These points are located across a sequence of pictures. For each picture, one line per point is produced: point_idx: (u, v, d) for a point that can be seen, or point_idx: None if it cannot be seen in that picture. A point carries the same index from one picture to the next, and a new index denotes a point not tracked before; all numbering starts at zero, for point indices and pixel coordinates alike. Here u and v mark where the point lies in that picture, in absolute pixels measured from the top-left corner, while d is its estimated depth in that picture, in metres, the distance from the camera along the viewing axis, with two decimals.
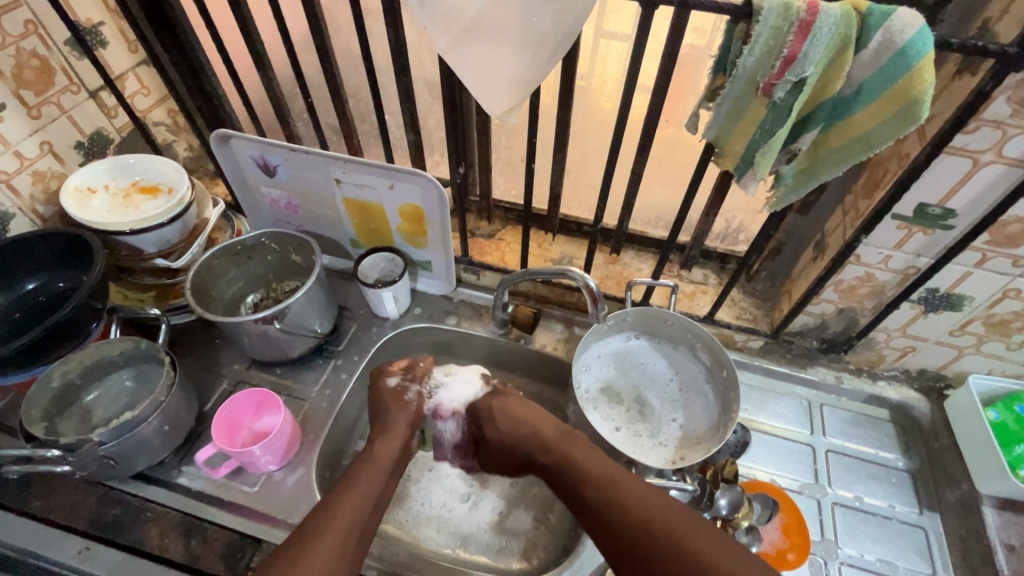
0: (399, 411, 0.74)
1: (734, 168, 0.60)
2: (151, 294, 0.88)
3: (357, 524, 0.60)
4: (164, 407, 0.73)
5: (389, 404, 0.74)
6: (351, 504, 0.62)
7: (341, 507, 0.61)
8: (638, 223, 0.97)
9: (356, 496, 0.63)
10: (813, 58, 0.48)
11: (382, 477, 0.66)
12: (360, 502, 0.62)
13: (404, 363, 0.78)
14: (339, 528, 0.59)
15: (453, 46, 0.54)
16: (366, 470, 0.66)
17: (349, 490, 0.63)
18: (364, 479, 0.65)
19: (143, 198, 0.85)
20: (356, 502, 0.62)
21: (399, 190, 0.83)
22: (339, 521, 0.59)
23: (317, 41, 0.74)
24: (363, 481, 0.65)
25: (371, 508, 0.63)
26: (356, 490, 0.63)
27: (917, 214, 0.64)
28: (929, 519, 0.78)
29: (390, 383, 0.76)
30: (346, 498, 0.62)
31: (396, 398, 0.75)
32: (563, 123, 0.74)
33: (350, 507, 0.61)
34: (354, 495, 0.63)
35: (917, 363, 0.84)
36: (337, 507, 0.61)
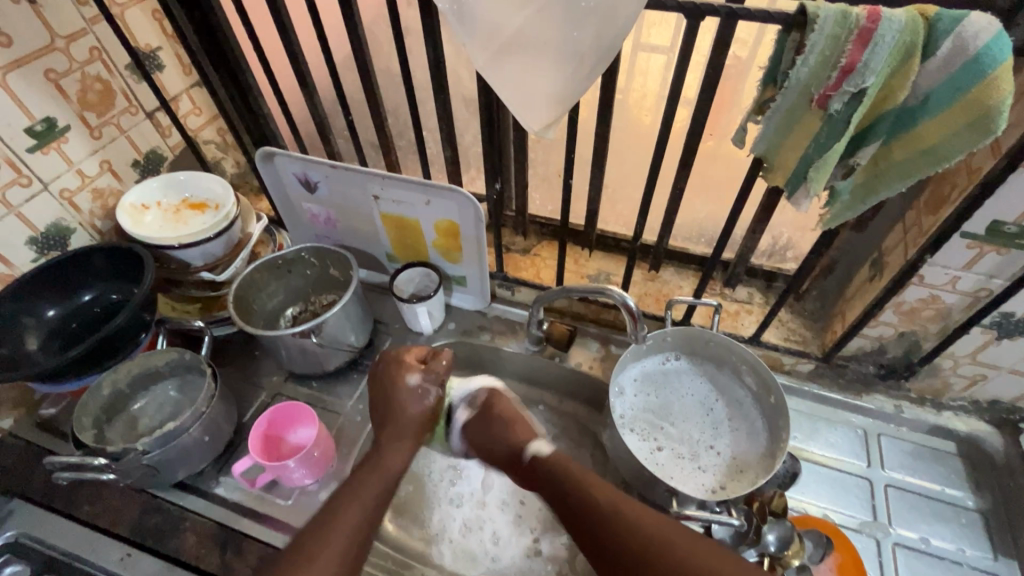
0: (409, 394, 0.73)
1: (785, 183, 0.57)
2: (196, 307, 0.91)
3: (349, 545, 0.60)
4: (205, 418, 0.74)
5: (404, 400, 0.73)
6: (348, 513, 0.62)
7: (339, 519, 0.61)
8: (678, 239, 0.94)
9: (352, 510, 0.62)
10: (874, 67, 0.45)
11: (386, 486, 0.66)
12: (357, 513, 0.62)
13: (422, 357, 0.76)
14: (337, 538, 0.60)
15: (492, 62, 0.53)
16: (368, 474, 0.66)
17: (348, 499, 0.64)
18: (367, 488, 0.65)
19: (193, 213, 0.89)
20: (350, 515, 0.62)
21: (435, 206, 0.83)
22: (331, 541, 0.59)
23: (359, 59, 0.76)
24: (362, 496, 0.64)
25: (366, 523, 0.62)
26: (353, 505, 0.63)
27: (990, 232, 0.59)
28: (1005, 567, 0.71)
29: (411, 381, 0.74)
30: (344, 509, 0.62)
31: (416, 397, 0.73)
32: (601, 137, 0.73)
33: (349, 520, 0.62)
34: (351, 509, 0.63)
35: (988, 393, 0.77)
36: (333, 525, 0.61)
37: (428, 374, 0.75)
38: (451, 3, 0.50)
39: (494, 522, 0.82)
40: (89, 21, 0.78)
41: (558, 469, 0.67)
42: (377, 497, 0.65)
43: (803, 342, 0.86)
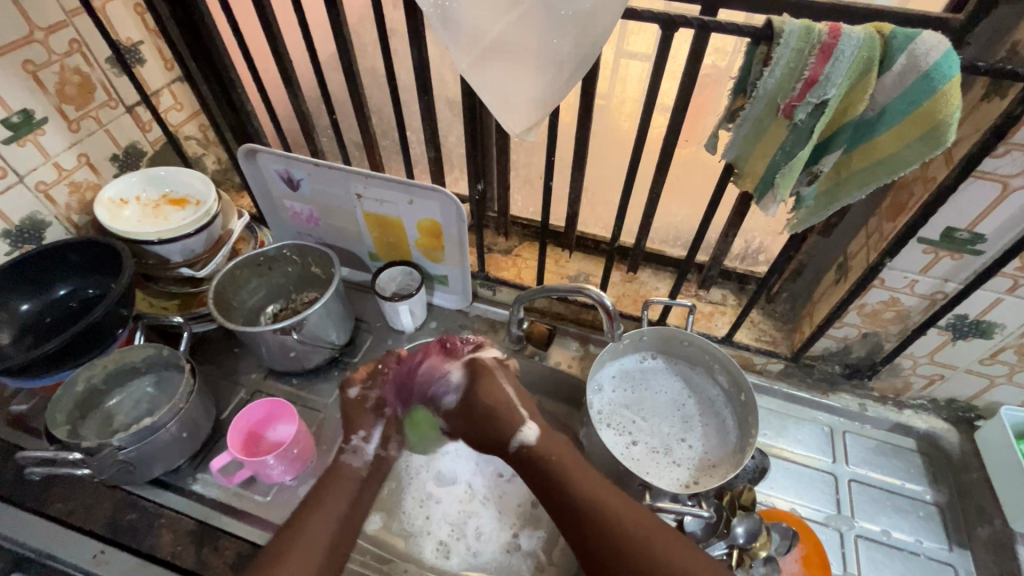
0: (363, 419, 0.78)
1: (754, 189, 0.60)
2: (174, 303, 0.91)
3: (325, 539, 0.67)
4: (183, 413, 0.74)
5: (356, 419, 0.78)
6: (308, 526, 0.67)
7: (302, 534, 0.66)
8: (655, 242, 0.97)
9: (316, 525, 0.67)
10: (835, 80, 0.48)
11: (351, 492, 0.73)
12: (317, 535, 0.67)
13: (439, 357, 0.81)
14: (302, 555, 0.64)
15: (475, 65, 0.55)
16: (325, 499, 0.71)
17: (307, 516, 0.68)
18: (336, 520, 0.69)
19: (173, 209, 0.88)
20: (309, 541, 0.66)
21: (418, 206, 0.84)
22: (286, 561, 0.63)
23: (344, 59, 0.76)
24: (328, 501, 0.71)
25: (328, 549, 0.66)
26: (319, 509, 0.69)
27: (944, 238, 0.62)
28: (959, 556, 0.75)
29: (351, 394, 0.80)
30: (311, 511, 0.69)
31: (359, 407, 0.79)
32: (581, 141, 0.75)
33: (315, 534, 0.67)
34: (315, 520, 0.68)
35: (945, 392, 0.81)
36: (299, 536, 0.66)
37: (369, 381, 0.81)
38: (434, 7, 0.52)
39: (475, 518, 0.85)
40: (68, 12, 0.78)
41: (541, 457, 0.70)
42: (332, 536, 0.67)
43: (773, 343, 0.89)
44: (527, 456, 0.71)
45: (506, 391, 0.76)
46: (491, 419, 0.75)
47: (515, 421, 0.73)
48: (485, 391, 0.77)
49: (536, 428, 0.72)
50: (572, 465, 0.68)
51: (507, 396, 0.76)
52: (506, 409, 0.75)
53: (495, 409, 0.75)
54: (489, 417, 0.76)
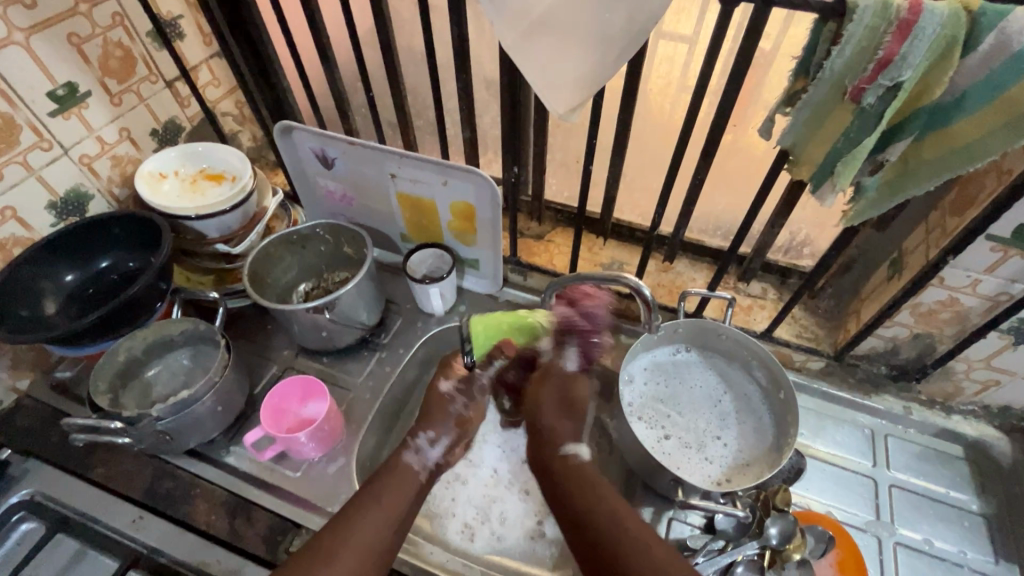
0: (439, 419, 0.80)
1: (810, 178, 0.56)
2: (210, 278, 0.92)
3: (375, 541, 0.66)
4: (218, 387, 0.75)
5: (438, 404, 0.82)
6: (371, 511, 0.68)
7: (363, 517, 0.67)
8: (694, 231, 0.93)
9: (373, 516, 0.68)
10: (912, 61, 0.44)
11: (409, 489, 0.73)
12: (373, 526, 0.67)
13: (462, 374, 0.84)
14: (353, 555, 0.64)
15: (520, 42, 0.52)
16: (385, 487, 0.71)
17: (370, 502, 0.69)
18: (392, 510, 0.69)
19: (210, 184, 0.89)
20: (365, 529, 0.66)
21: (452, 187, 0.83)
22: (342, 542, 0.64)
23: (382, 35, 0.75)
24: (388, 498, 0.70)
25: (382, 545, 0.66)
26: (373, 509, 0.68)
27: (1016, 235, 0.58)
28: (1006, 571, 0.71)
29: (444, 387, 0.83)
30: (364, 504, 0.68)
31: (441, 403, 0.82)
32: (624, 123, 0.72)
33: (371, 525, 0.67)
34: (376, 506, 0.69)
35: (1000, 399, 0.77)
36: (359, 520, 0.67)
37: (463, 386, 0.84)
38: None
39: (499, 503, 0.86)
40: None
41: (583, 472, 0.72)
42: (384, 534, 0.67)
43: (815, 340, 0.86)
44: (574, 467, 0.73)
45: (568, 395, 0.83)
46: (541, 425, 0.79)
47: (570, 436, 0.78)
48: (551, 390, 0.82)
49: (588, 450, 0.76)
50: (618, 500, 0.67)
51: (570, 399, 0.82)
52: (568, 426, 0.79)
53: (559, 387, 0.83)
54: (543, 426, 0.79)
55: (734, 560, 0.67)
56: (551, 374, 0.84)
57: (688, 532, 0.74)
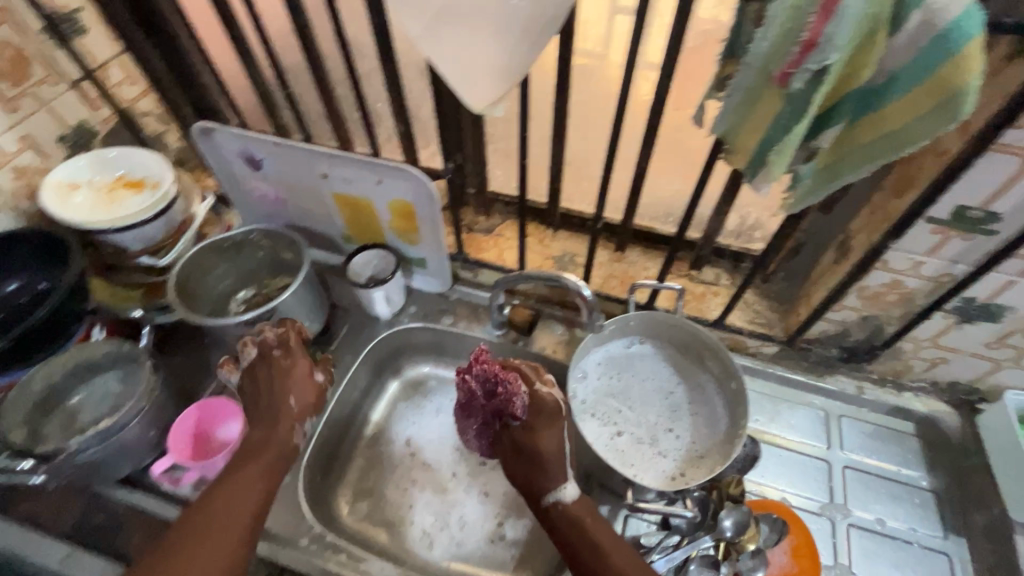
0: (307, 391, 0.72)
1: (745, 167, 0.54)
2: (139, 293, 0.86)
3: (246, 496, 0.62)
4: (146, 412, 0.71)
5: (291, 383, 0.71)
6: (234, 489, 0.62)
7: (224, 494, 0.62)
8: (645, 218, 0.91)
9: (251, 473, 0.63)
10: (838, 42, 0.41)
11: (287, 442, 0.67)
12: (249, 483, 0.63)
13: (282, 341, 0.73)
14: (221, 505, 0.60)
15: (427, 33, 0.48)
16: (259, 452, 0.66)
17: (237, 475, 0.63)
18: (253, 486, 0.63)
19: (128, 193, 0.83)
20: (238, 488, 0.62)
21: (387, 185, 0.78)
22: (187, 546, 0.57)
23: (297, 24, 0.69)
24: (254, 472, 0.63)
25: (249, 512, 0.61)
26: (250, 464, 0.64)
27: (954, 217, 0.57)
28: (954, 545, 0.72)
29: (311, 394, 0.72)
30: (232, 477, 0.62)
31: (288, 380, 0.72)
32: (560, 111, 0.68)
33: (220, 513, 0.60)
34: (246, 474, 0.64)
35: (947, 375, 0.77)
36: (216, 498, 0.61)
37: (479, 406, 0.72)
38: None
39: (457, 508, 0.84)
40: None
41: (570, 512, 0.62)
42: (247, 503, 0.61)
43: (767, 326, 0.85)
44: (561, 513, 0.62)
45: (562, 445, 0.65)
46: (536, 460, 0.64)
47: (559, 474, 0.63)
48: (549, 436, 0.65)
49: (576, 489, 0.64)
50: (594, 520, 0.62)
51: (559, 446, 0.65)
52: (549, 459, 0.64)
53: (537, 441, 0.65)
54: (538, 466, 0.64)
55: (688, 557, 0.65)
56: (541, 417, 0.66)
57: (645, 528, 0.73)
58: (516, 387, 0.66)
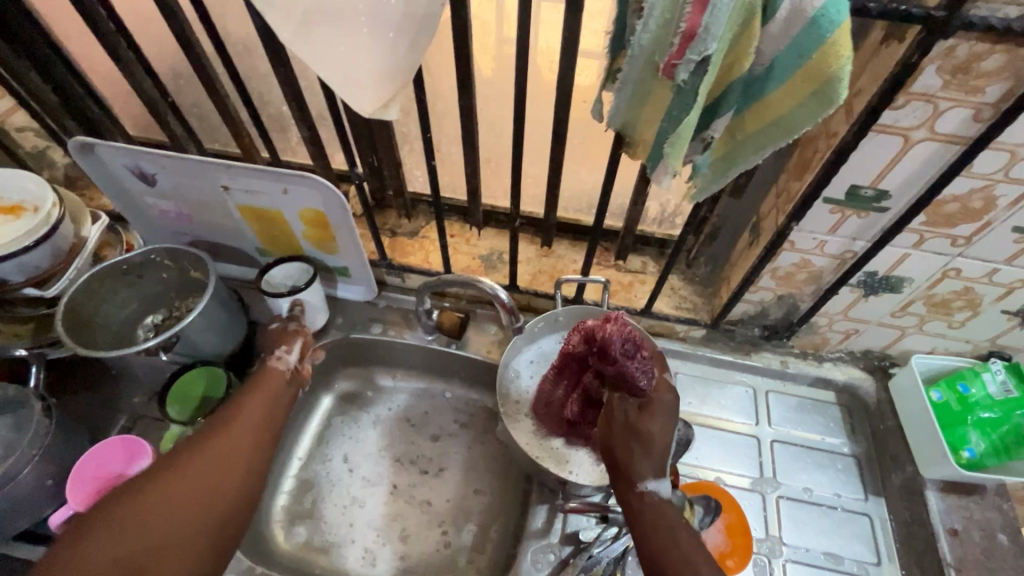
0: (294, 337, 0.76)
1: (646, 160, 0.53)
2: (29, 327, 0.79)
3: (235, 454, 0.61)
4: (40, 459, 0.66)
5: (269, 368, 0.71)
6: (231, 438, 0.62)
7: (218, 438, 0.61)
8: (570, 211, 0.90)
9: (238, 431, 0.63)
10: (715, 32, 0.40)
11: (269, 404, 0.68)
12: (235, 441, 0.62)
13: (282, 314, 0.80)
14: (202, 465, 0.58)
15: (299, 35, 0.44)
16: (238, 419, 0.64)
17: (232, 421, 0.63)
18: (252, 441, 0.63)
19: (4, 219, 0.75)
20: (222, 448, 0.60)
21: (295, 195, 0.74)
22: (170, 487, 0.55)
23: (173, 26, 0.64)
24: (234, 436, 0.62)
25: (239, 473, 0.60)
26: (232, 425, 0.63)
27: (849, 196, 0.58)
28: (874, 505, 0.76)
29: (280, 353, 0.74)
30: (216, 437, 0.61)
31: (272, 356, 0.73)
32: (466, 108, 0.66)
33: (216, 461, 0.59)
34: (242, 423, 0.64)
35: (861, 344, 0.81)
36: (208, 442, 0.60)
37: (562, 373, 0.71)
38: None
39: (400, 521, 0.82)
40: None
41: (655, 509, 0.54)
42: (244, 458, 0.61)
43: (693, 310, 0.86)
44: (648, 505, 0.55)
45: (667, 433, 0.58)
46: (636, 442, 0.57)
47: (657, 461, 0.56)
48: (660, 428, 0.57)
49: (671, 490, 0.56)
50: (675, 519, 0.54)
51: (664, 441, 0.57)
52: (653, 449, 0.57)
53: (637, 427, 0.58)
54: (642, 446, 0.57)
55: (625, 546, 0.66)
56: (659, 404, 0.59)
57: (584, 523, 0.73)
58: (648, 365, 0.60)
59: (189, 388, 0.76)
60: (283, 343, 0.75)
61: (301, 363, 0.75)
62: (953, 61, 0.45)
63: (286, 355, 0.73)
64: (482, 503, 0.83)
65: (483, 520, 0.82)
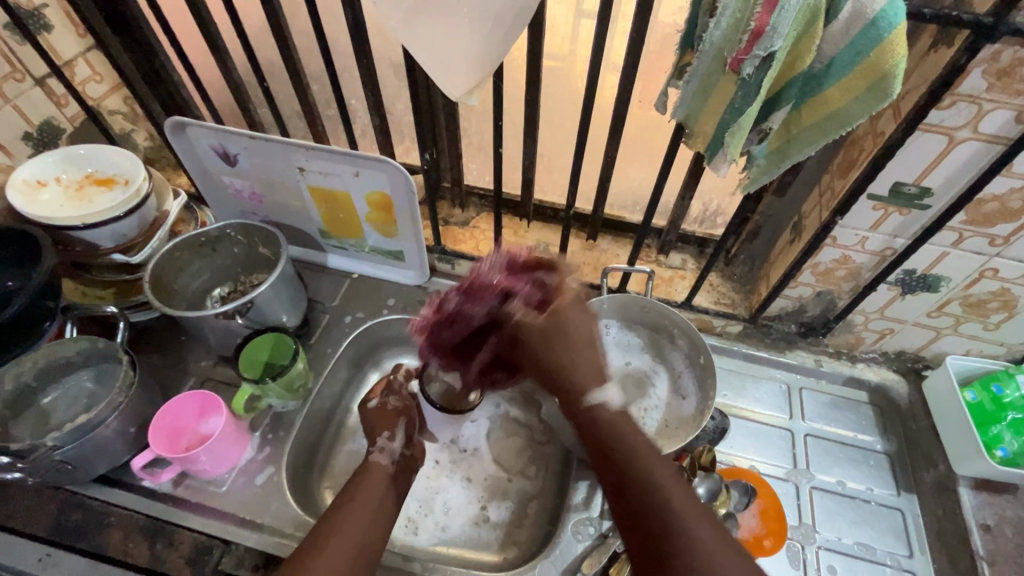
0: (388, 421, 0.76)
1: (705, 150, 0.58)
2: (110, 292, 0.85)
3: (360, 538, 0.61)
4: (123, 408, 0.70)
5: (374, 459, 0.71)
6: (358, 511, 0.64)
7: (335, 535, 0.60)
8: (615, 208, 0.95)
9: (355, 521, 0.62)
10: (781, 31, 0.45)
11: (382, 484, 0.68)
12: (355, 527, 0.62)
13: (382, 385, 0.82)
14: (333, 554, 0.58)
15: (406, 22, 0.51)
16: (356, 502, 0.65)
17: (342, 514, 0.63)
18: (377, 516, 0.64)
19: (98, 190, 0.82)
20: (345, 535, 0.60)
21: (365, 178, 0.80)
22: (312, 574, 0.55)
23: (273, 20, 0.71)
24: (352, 516, 0.63)
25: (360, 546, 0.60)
26: (349, 512, 0.63)
27: (892, 193, 0.62)
28: (906, 501, 0.78)
29: (371, 404, 0.80)
30: (337, 526, 0.61)
31: (379, 414, 0.78)
32: (531, 103, 0.71)
33: (348, 537, 0.60)
34: (351, 518, 0.62)
35: (895, 344, 0.83)
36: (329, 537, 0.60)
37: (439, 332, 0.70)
38: None
39: (441, 494, 0.85)
40: None
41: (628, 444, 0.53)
42: (361, 539, 0.61)
43: (731, 305, 0.90)
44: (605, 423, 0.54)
45: (591, 328, 0.58)
46: (561, 335, 0.56)
47: (595, 368, 0.56)
48: (576, 311, 0.58)
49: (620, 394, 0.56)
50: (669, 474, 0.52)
51: (596, 325, 0.58)
52: (589, 357, 0.56)
53: (554, 330, 0.57)
54: (565, 340, 0.56)
55: None
56: (565, 305, 0.58)
57: None
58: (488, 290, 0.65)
59: (257, 351, 0.80)
60: (383, 430, 0.75)
61: (406, 447, 0.75)
62: (998, 65, 0.50)
63: (388, 443, 0.74)
64: (520, 482, 0.86)
65: (520, 499, 0.85)
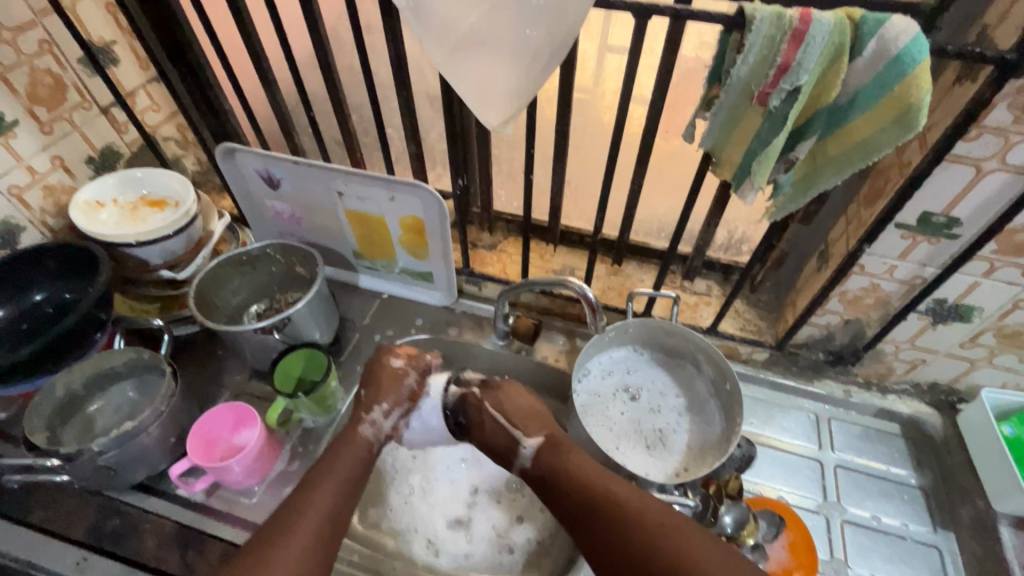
0: (392, 391, 0.76)
1: (732, 177, 0.59)
2: (155, 306, 0.90)
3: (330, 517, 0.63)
4: (164, 417, 0.73)
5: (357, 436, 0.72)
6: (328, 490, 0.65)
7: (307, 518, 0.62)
8: (639, 234, 0.97)
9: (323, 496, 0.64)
10: (807, 66, 0.48)
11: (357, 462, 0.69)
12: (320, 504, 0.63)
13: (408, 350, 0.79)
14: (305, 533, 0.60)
15: (449, 58, 0.54)
16: (322, 483, 0.66)
17: (316, 489, 0.65)
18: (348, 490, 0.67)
19: (151, 211, 0.88)
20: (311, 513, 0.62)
21: (399, 202, 0.83)
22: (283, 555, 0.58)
23: (321, 56, 0.76)
24: (325, 491, 0.65)
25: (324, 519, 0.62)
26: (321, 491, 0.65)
27: (920, 222, 0.63)
28: (943, 538, 0.75)
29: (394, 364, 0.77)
30: (310, 506, 0.63)
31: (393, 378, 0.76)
32: (561, 133, 0.74)
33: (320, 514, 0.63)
34: (323, 499, 0.64)
35: (927, 375, 0.82)
36: (309, 515, 0.62)
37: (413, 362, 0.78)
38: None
39: (463, 516, 0.85)
40: (37, 13, 0.76)
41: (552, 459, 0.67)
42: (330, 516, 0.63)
43: (758, 332, 0.90)
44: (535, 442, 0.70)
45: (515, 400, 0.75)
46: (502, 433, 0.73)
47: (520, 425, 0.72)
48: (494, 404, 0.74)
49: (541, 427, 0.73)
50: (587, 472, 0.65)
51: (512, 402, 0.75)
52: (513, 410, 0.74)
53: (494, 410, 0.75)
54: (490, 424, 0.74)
55: None
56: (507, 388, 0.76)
57: None
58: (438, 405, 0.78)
59: (290, 366, 0.82)
60: (386, 410, 0.75)
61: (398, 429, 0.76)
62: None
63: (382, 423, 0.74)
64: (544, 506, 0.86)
65: (543, 523, 0.85)
